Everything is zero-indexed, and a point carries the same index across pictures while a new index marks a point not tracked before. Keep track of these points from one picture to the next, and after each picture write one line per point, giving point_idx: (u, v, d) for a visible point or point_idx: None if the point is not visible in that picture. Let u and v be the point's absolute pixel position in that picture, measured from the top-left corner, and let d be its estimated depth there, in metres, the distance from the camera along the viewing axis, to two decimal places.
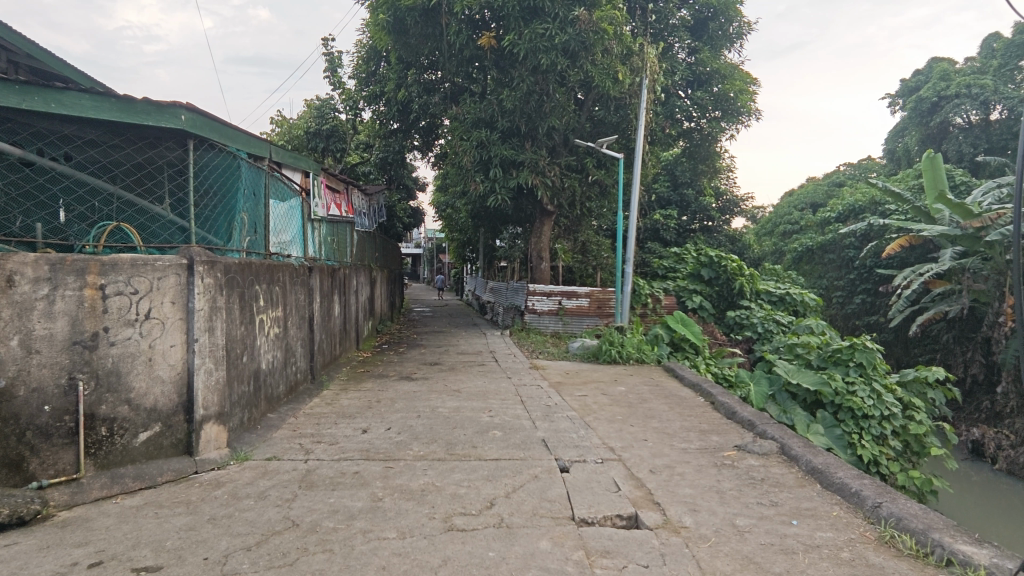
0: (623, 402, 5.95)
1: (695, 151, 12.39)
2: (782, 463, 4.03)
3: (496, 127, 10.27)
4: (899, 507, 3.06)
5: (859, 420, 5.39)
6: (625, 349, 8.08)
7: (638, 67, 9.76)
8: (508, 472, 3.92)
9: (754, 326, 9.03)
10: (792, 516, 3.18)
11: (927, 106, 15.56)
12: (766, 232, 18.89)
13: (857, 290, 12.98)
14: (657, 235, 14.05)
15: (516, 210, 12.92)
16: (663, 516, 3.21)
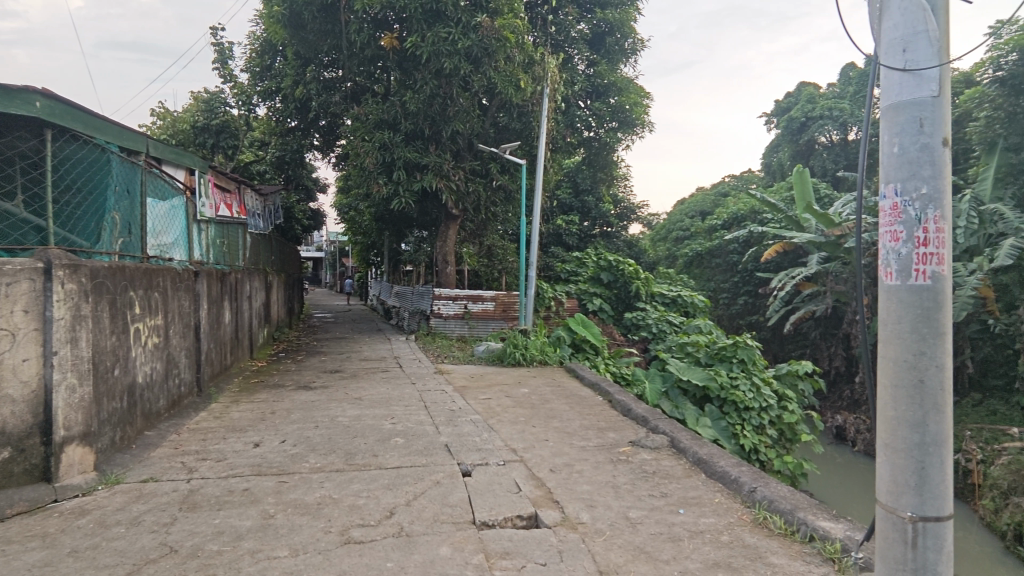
0: (526, 404, 6.05)
1: (594, 159, 12.87)
2: (672, 456, 4.28)
3: (399, 129, 10.12)
4: (770, 491, 3.35)
5: (740, 412, 5.82)
6: (529, 351, 8.26)
7: (540, 77, 9.98)
8: (409, 480, 3.85)
9: (649, 326, 9.54)
10: (679, 505, 3.37)
11: (797, 125, 17.24)
12: (660, 238, 20.05)
13: (740, 292, 14.10)
14: (559, 240, 14.47)
15: (421, 213, 12.79)
16: (562, 513, 3.30)
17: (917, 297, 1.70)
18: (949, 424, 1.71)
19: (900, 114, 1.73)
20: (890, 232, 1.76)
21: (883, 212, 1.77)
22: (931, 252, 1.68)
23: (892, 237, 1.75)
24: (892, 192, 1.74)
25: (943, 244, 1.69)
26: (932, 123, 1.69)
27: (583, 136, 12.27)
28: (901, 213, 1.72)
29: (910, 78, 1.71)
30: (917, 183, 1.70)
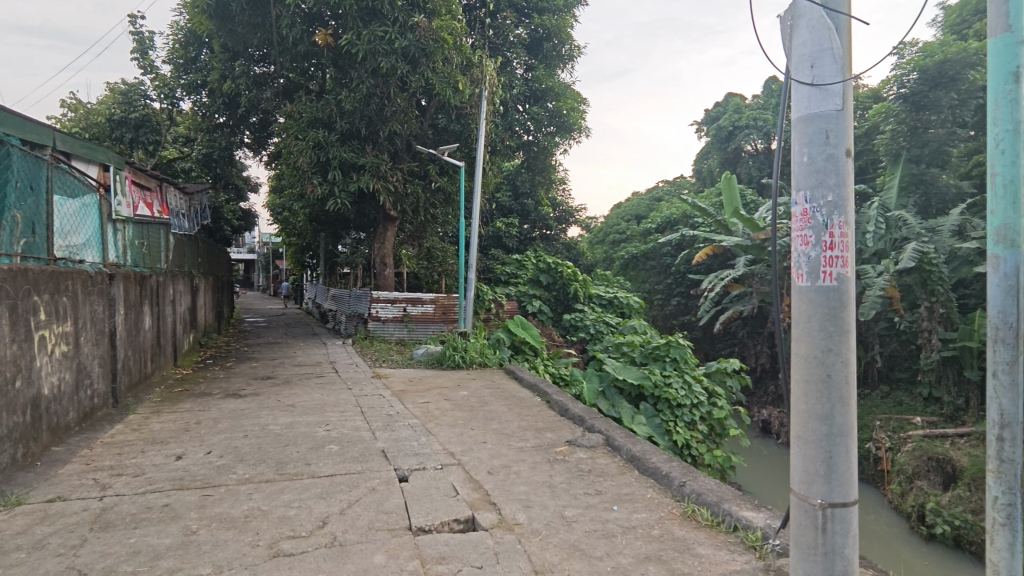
0: (465, 406, 6.03)
1: (533, 163, 12.96)
2: (606, 454, 4.37)
3: (334, 128, 9.86)
4: (699, 485, 3.48)
5: (673, 409, 6.03)
6: (468, 353, 8.24)
7: (478, 79, 10.00)
8: (343, 487, 3.75)
9: (587, 327, 9.70)
10: (613, 502, 3.45)
11: (725, 134, 18.07)
12: (598, 241, 20.49)
13: (674, 293, 14.60)
14: (499, 242, 14.50)
15: (358, 214, 12.51)
16: (498, 515, 3.30)
17: (824, 297, 1.81)
18: (854, 415, 1.83)
19: (809, 125, 1.84)
20: (801, 236, 1.87)
21: (795, 218, 1.88)
22: (837, 255, 1.80)
23: (803, 241, 1.86)
24: (802, 199, 1.85)
25: (847, 247, 1.81)
26: (837, 135, 1.81)
27: (522, 140, 12.36)
28: (811, 219, 1.83)
29: (817, 91, 1.83)
30: (824, 192, 1.81)
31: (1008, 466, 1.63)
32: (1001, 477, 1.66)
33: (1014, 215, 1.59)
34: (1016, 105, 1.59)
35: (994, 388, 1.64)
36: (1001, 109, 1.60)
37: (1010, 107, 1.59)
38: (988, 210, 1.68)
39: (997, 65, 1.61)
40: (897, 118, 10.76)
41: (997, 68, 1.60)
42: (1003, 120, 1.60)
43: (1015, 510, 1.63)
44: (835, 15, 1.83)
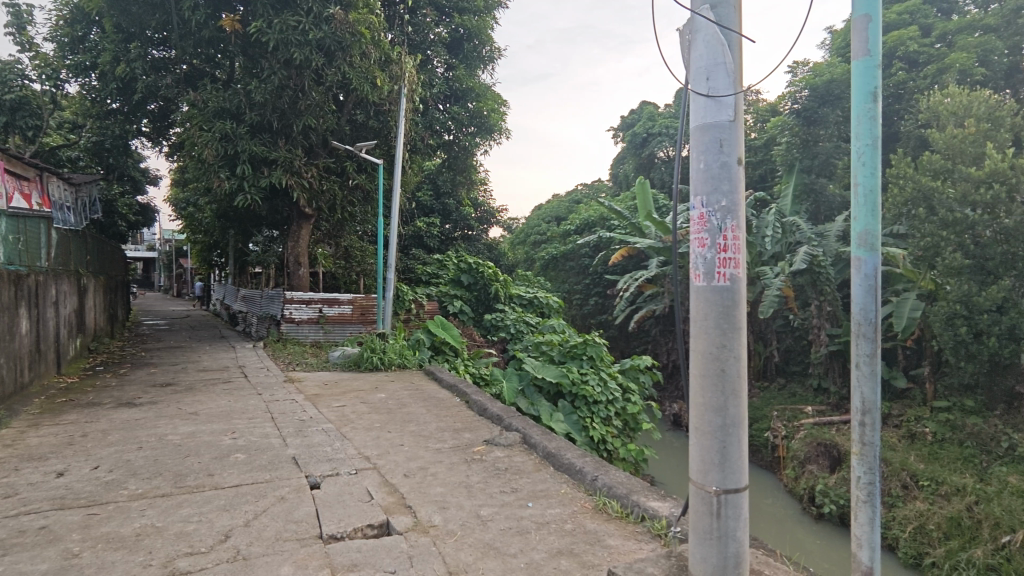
0: (382, 409, 5.91)
1: (454, 162, 12.94)
2: (523, 452, 4.44)
3: (243, 120, 9.34)
4: (610, 478, 3.60)
5: (589, 406, 6.16)
6: (387, 355, 8.10)
7: (398, 76, 9.85)
8: (249, 498, 3.56)
9: (508, 327, 9.74)
10: (528, 499, 3.51)
11: (640, 140, 18.83)
12: (519, 242, 20.77)
13: (592, 293, 15.03)
14: (421, 242, 14.31)
15: (270, 212, 11.93)
16: (413, 518, 3.26)
17: (719, 296, 1.93)
18: (745, 406, 1.96)
19: (705, 135, 1.96)
20: (698, 239, 1.98)
21: (693, 222, 1.99)
22: (729, 257, 1.92)
23: (700, 244, 1.97)
24: (699, 204, 1.97)
25: (739, 250, 1.94)
26: (730, 144, 1.93)
27: (443, 139, 12.29)
28: (706, 223, 1.94)
29: (711, 102, 1.94)
30: (718, 197, 1.93)
31: (869, 449, 1.66)
32: (864, 459, 1.70)
33: (872, 221, 1.64)
34: (874, 122, 1.64)
35: (856, 376, 1.67)
36: (860, 125, 1.65)
37: (869, 123, 1.64)
38: (852, 217, 1.73)
39: (858, 85, 1.65)
40: (791, 132, 11.67)
41: (858, 88, 1.65)
42: (862, 135, 1.65)
43: (876, 490, 1.66)
44: (728, 32, 1.96)
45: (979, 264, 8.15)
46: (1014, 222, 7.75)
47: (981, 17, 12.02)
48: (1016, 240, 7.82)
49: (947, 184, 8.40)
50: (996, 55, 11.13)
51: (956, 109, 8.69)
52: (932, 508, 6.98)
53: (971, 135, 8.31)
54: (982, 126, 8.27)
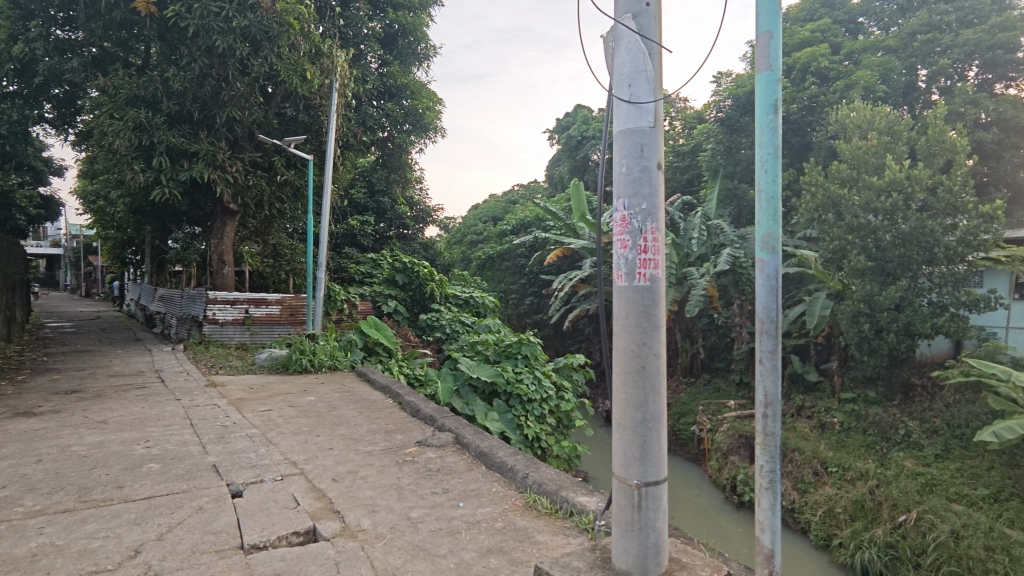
0: (311, 412, 5.74)
1: (388, 160, 12.72)
2: (456, 452, 4.43)
3: (160, 110, 8.79)
4: (540, 475, 3.66)
5: (524, 404, 6.19)
6: (317, 357, 7.85)
7: (328, 70, 9.56)
8: (163, 510, 3.37)
9: (443, 327, 9.60)
10: (459, 499, 3.51)
11: (575, 142, 19.18)
12: (456, 241, 20.70)
13: (528, 293, 15.17)
14: (354, 241, 13.92)
15: (190, 207, 11.29)
16: (341, 523, 3.19)
17: (640, 295, 2.00)
18: (664, 402, 2.04)
19: (627, 139, 2.02)
20: (621, 240, 2.05)
21: (615, 224, 2.06)
22: (649, 258, 2.00)
23: (622, 245, 2.04)
24: (622, 207, 2.03)
25: (658, 251, 2.02)
26: (650, 148, 2.00)
27: (377, 137, 12.02)
28: (628, 225, 2.01)
29: (633, 108, 2.01)
30: (639, 200, 2.00)
31: (770, 439, 1.73)
32: (767, 449, 1.77)
33: (773, 226, 1.71)
34: (776, 132, 1.70)
35: (759, 372, 1.75)
36: (763, 134, 1.71)
37: (772, 132, 1.70)
38: (758, 221, 1.80)
39: (761, 97, 1.71)
40: (716, 139, 12.22)
41: (761, 100, 1.71)
42: (765, 144, 1.71)
43: (777, 480, 1.73)
44: (648, 41, 2.03)
45: (879, 266, 8.85)
46: (910, 228, 8.46)
47: (883, 38, 13.03)
48: (913, 244, 8.51)
49: (853, 192, 9.07)
50: (895, 74, 12.13)
51: (861, 122, 9.39)
52: (839, 492, 7.50)
53: (873, 147, 9.01)
54: (883, 140, 8.99)
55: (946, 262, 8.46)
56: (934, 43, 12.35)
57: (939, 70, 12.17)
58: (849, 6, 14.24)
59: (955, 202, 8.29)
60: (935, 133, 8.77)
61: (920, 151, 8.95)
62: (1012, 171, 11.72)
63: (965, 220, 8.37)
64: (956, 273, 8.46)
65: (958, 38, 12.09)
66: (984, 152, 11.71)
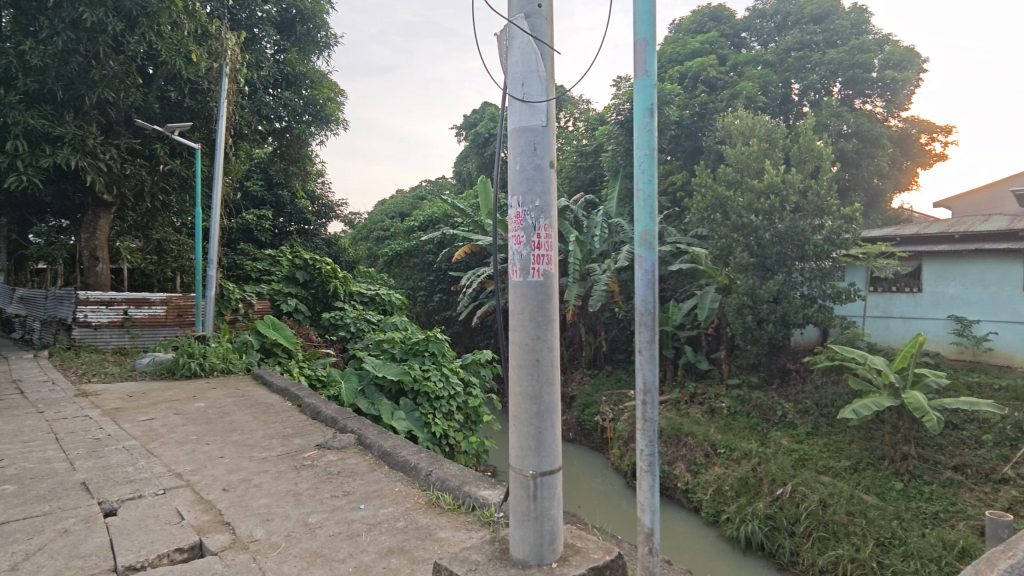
0: (200, 419, 5.36)
1: (286, 151, 12.10)
2: (357, 453, 4.32)
3: (14, 87, 7.82)
4: (443, 472, 3.66)
5: (431, 402, 6.15)
6: (207, 360, 7.35)
7: (217, 52, 8.91)
8: (20, 536, 3.01)
9: (347, 326, 9.17)
10: (360, 501, 3.42)
11: (482, 139, 19.23)
12: (362, 238, 20.17)
13: (436, 290, 15.05)
14: (250, 236, 12.98)
15: (55, 197, 10.11)
16: (231, 535, 3.01)
17: (533, 290, 2.05)
18: (557, 393, 2.10)
19: (520, 137, 2.06)
20: (515, 237, 2.09)
21: (510, 221, 2.10)
22: (542, 254, 2.05)
23: (516, 241, 2.08)
24: (516, 204, 2.07)
25: (551, 247, 2.08)
26: (542, 148, 2.05)
27: (273, 127, 11.40)
28: (522, 221, 2.05)
29: (526, 107, 2.05)
30: (532, 198, 2.04)
31: (649, 424, 1.83)
32: (647, 434, 1.87)
33: (650, 222, 1.80)
34: (652, 134, 1.79)
35: (639, 360, 1.84)
36: (640, 136, 1.80)
37: (647, 135, 1.80)
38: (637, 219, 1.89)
39: (638, 100, 1.80)
40: (616, 141, 12.75)
41: (637, 103, 1.80)
42: (642, 146, 1.80)
43: (655, 462, 1.84)
44: (540, 43, 2.07)
45: (761, 262, 9.63)
46: (786, 227, 9.30)
47: (763, 53, 14.15)
48: (789, 242, 9.35)
49: (737, 194, 9.82)
50: (772, 86, 13.26)
51: (744, 130, 10.19)
52: (726, 471, 8.11)
53: (753, 153, 9.78)
54: (762, 146, 9.80)
55: (815, 258, 9.38)
56: (805, 60, 13.65)
57: (810, 84, 13.43)
58: (733, 21, 15.32)
59: (822, 205, 9.23)
60: (805, 142, 9.68)
61: (793, 157, 9.84)
62: (867, 177, 13.19)
63: (830, 221, 9.33)
64: (824, 269, 9.41)
65: (825, 56, 13.46)
66: (847, 159, 13.07)
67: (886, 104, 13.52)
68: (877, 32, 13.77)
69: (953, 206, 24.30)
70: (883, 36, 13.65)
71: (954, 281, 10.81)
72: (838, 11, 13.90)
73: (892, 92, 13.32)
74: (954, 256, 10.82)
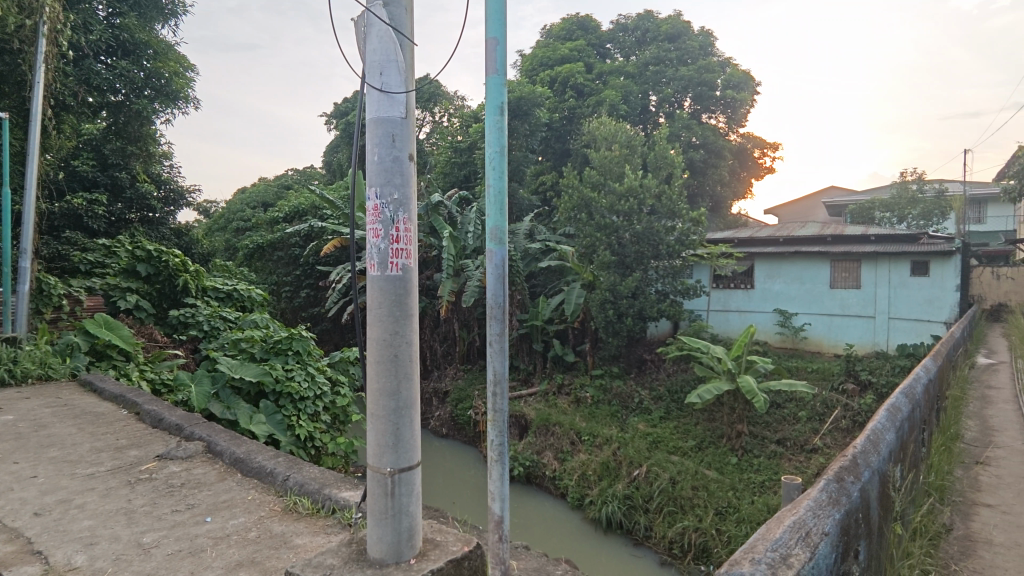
0: (7, 435, 4.59)
1: (123, 128, 10.74)
2: (205, 462, 3.97)
3: None
4: (302, 475, 3.49)
5: (295, 403, 5.77)
6: (19, 365, 6.32)
7: (30, 8, 7.53)
8: None
9: (199, 325, 8.19)
10: (206, 513, 3.15)
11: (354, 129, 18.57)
12: (218, 228, 18.59)
13: (302, 285, 14.26)
14: (80, 224, 10.99)
15: None
16: (44, 565, 2.61)
17: (391, 285, 2.02)
18: (415, 388, 2.09)
19: (378, 128, 2.01)
20: (372, 230, 2.03)
21: (368, 213, 2.04)
22: (401, 248, 2.03)
23: (374, 234, 2.03)
24: (374, 196, 2.01)
25: (410, 241, 2.06)
26: (401, 139, 2.03)
27: (107, 100, 10.04)
28: (380, 214, 2.01)
29: (384, 97, 2.00)
30: (390, 190, 2.01)
31: (499, 415, 1.88)
32: (498, 425, 1.92)
33: (500, 219, 1.85)
34: (502, 133, 1.84)
35: (489, 353, 1.89)
36: (491, 133, 1.83)
37: (498, 133, 1.84)
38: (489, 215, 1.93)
39: (490, 98, 1.83)
40: None
41: (489, 101, 1.82)
42: (493, 143, 1.83)
43: (505, 451, 1.90)
44: (400, 35, 2.05)
45: (621, 260, 10.32)
46: (642, 228, 10.06)
47: (625, 65, 15.13)
48: (645, 242, 10.12)
49: (601, 195, 10.41)
50: (632, 96, 14.27)
51: (607, 135, 10.85)
52: (590, 457, 8.58)
53: (615, 158, 10.47)
54: (623, 152, 10.52)
55: (667, 257, 10.25)
56: (661, 74, 14.83)
57: (665, 97, 14.63)
58: (599, 32, 16.12)
59: (673, 208, 10.11)
60: (660, 150, 10.53)
61: (650, 163, 10.65)
62: (712, 185, 14.66)
63: (681, 224, 10.26)
64: (675, 267, 10.32)
65: (677, 72, 14.70)
66: (695, 168, 14.41)
67: (727, 120, 15.19)
68: (719, 55, 15.37)
69: (780, 213, 27.86)
70: (725, 59, 15.29)
71: (779, 278, 12.39)
72: (688, 32, 15.26)
73: (732, 110, 14.97)
74: (779, 256, 12.38)
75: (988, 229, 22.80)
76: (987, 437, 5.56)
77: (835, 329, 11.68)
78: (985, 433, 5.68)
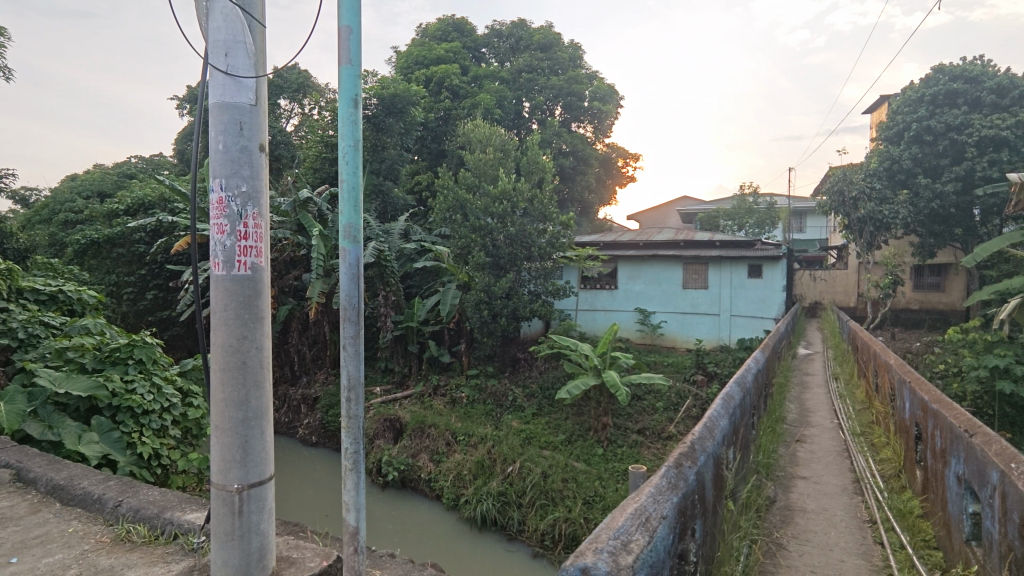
0: None
1: None
2: (13, 493, 3.40)
3: None
4: (138, 500, 3.11)
5: (137, 418, 5.07)
6: None
7: None
8: None
9: (13, 331, 6.85)
10: (10, 554, 2.69)
11: None
12: (41, 221, 16.11)
13: (149, 286, 12.79)
14: None
15: None
16: None
17: (239, 286, 1.86)
18: (267, 397, 1.95)
19: (223, 114, 1.85)
20: (216, 225, 1.86)
21: (211, 206, 1.86)
22: (250, 245, 1.89)
23: (217, 230, 1.86)
24: (217, 187, 1.85)
25: (260, 238, 1.92)
26: (249, 128, 1.88)
27: None
28: (225, 208, 1.85)
29: (229, 81, 1.85)
30: (237, 182, 1.86)
31: (354, 421, 1.82)
32: (353, 432, 1.86)
33: (354, 216, 1.79)
34: (356, 126, 1.78)
35: (344, 357, 1.82)
36: (345, 126, 1.77)
37: (352, 126, 1.77)
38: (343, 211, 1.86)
39: (344, 89, 1.76)
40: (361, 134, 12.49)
41: (343, 92, 1.76)
42: (346, 136, 1.77)
43: (360, 458, 1.84)
44: (248, 16, 1.90)
45: (495, 261, 10.48)
46: (515, 231, 10.30)
47: (500, 70, 15.40)
48: (519, 244, 10.39)
49: (475, 197, 10.49)
50: (506, 101, 14.57)
51: (482, 138, 10.98)
52: (465, 456, 8.59)
53: (489, 160, 10.62)
54: (496, 155, 10.71)
55: (539, 258, 10.60)
56: (534, 82, 15.31)
57: (537, 104, 15.16)
58: (474, 36, 16.23)
59: (544, 212, 10.48)
60: (532, 155, 10.85)
61: (523, 167, 10.94)
62: (581, 191, 15.43)
63: (551, 227, 10.67)
64: (546, 268, 10.70)
65: (549, 82, 15.27)
66: (566, 174, 15.07)
67: (594, 130, 16.17)
68: (587, 67, 16.24)
69: (641, 219, 30.09)
70: (592, 72, 16.19)
71: (639, 279, 13.31)
72: (559, 43, 15.94)
73: (599, 121, 15.96)
74: (639, 259, 13.29)
75: (808, 237, 26.38)
76: (805, 417, 6.43)
77: (686, 327, 12.83)
78: (803, 414, 6.55)
